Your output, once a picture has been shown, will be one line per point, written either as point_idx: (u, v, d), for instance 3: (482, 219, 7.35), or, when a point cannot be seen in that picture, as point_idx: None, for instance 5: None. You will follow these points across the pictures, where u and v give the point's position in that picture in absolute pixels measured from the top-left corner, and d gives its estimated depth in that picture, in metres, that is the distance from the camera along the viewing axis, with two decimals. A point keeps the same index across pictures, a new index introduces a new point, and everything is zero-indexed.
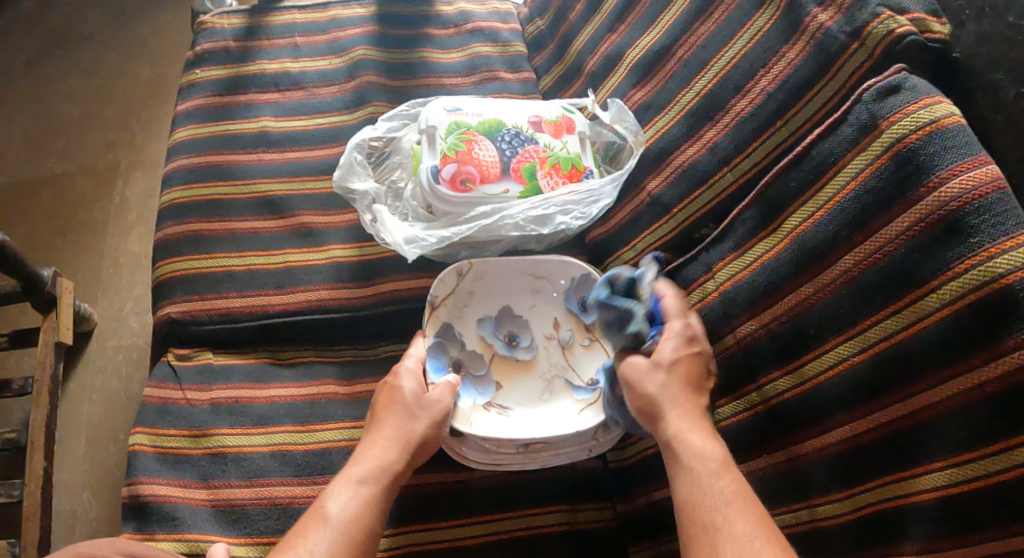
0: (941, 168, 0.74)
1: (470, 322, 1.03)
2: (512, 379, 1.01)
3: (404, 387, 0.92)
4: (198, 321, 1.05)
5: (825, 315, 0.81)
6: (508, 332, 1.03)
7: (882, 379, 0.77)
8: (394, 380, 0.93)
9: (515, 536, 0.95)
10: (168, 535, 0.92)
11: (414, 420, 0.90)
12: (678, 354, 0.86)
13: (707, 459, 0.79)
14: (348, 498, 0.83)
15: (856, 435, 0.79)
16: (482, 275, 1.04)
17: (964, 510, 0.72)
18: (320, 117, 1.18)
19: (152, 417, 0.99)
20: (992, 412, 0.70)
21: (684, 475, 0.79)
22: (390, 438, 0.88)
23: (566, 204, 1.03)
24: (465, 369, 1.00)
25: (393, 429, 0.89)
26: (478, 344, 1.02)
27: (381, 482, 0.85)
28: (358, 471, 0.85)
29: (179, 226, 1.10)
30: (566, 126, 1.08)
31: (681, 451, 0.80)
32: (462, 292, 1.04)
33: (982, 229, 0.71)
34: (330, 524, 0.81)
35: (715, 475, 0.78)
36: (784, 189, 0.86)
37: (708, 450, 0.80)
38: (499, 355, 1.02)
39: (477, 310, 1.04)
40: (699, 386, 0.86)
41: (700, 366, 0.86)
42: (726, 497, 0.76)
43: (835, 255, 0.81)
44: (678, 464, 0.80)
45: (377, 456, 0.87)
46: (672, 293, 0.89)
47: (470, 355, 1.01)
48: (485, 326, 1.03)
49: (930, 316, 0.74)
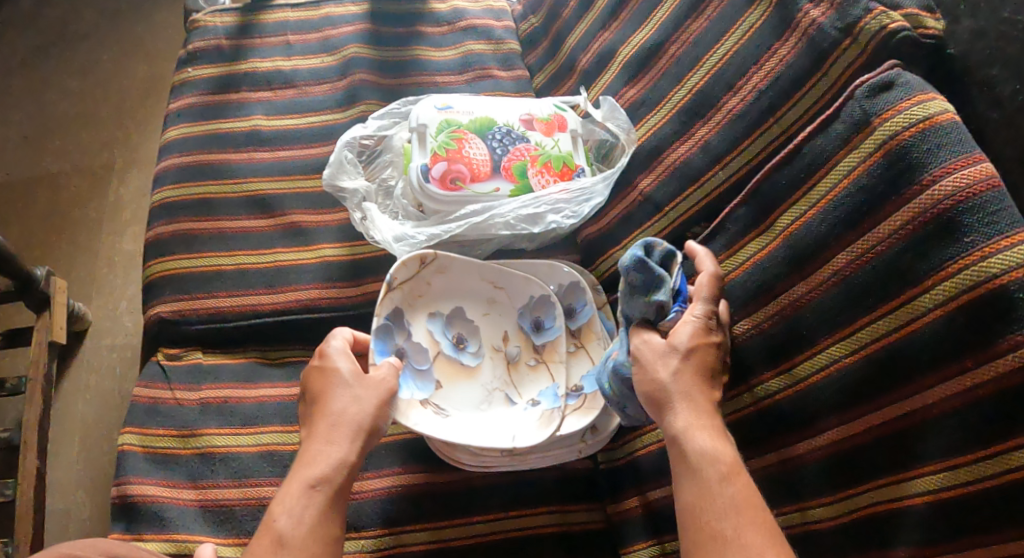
0: (934, 166, 0.73)
1: (421, 315, 1.00)
2: (455, 381, 0.98)
3: (343, 369, 0.87)
4: (188, 321, 1.04)
5: (818, 315, 0.80)
6: (457, 333, 1.01)
7: (875, 380, 0.76)
8: (328, 362, 0.88)
9: (506, 537, 0.95)
10: (156, 535, 0.92)
11: (362, 408, 0.85)
12: (696, 340, 0.80)
13: (716, 463, 0.74)
14: (302, 509, 0.78)
15: (849, 437, 0.78)
16: (445, 268, 1.01)
17: (957, 513, 0.71)
18: (312, 115, 1.17)
19: (141, 417, 0.99)
20: (985, 415, 0.69)
21: (690, 476, 0.74)
22: (338, 428, 0.83)
23: (557, 203, 1.02)
24: (407, 360, 0.97)
25: (340, 418, 0.84)
26: (426, 339, 0.99)
27: (336, 483, 0.81)
28: (311, 475, 0.80)
29: (169, 226, 1.10)
30: (558, 125, 1.07)
31: (688, 451, 0.75)
32: (422, 281, 1.00)
33: (976, 228, 0.70)
34: (288, 543, 0.76)
35: (722, 480, 0.73)
36: (776, 188, 0.85)
37: (718, 451, 0.75)
38: (444, 354, 0.99)
39: (432, 303, 1.01)
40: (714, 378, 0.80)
41: (713, 358, 0.80)
42: (736, 505, 0.72)
43: (828, 254, 0.79)
44: (683, 463, 0.75)
45: (328, 455, 0.82)
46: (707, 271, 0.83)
47: (415, 347, 0.98)
48: (435, 321, 1.00)
49: (923, 317, 0.72)
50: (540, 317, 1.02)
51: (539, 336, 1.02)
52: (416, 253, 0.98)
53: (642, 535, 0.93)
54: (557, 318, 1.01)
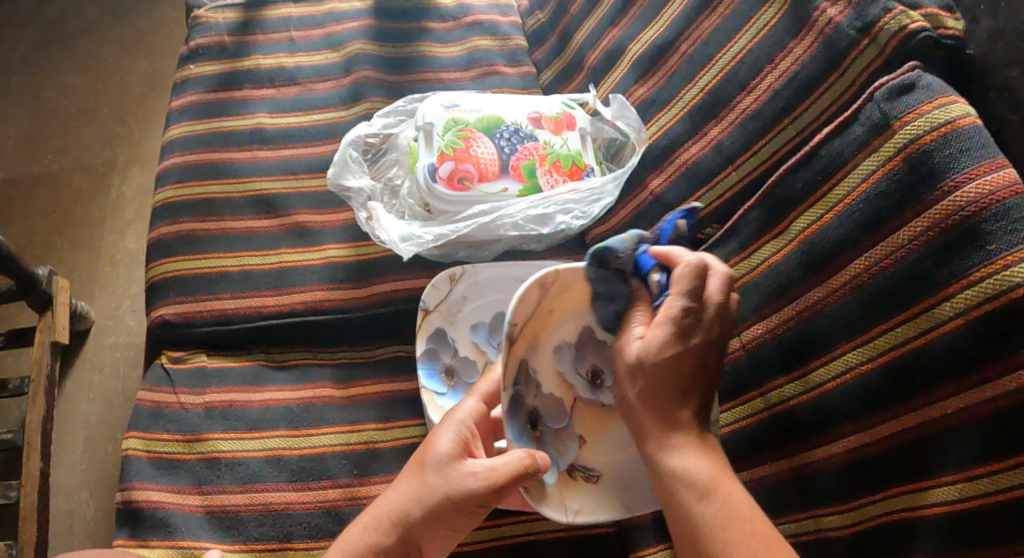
0: (957, 171, 0.71)
1: (547, 351, 0.83)
2: (600, 431, 0.85)
3: (432, 447, 0.79)
4: (191, 323, 1.03)
5: (835, 321, 0.78)
6: (590, 367, 0.85)
7: (893, 389, 0.74)
8: (435, 432, 0.80)
9: (510, 542, 0.94)
10: (161, 542, 0.91)
11: (421, 493, 0.77)
12: (668, 345, 0.72)
13: (692, 481, 0.70)
14: None
15: (864, 445, 0.76)
16: (566, 288, 0.82)
17: (976, 524, 0.70)
18: (316, 113, 1.16)
19: (145, 422, 0.97)
20: (1006, 426, 0.68)
21: (666, 494, 0.71)
22: (393, 506, 0.78)
23: (567, 203, 1.00)
24: (543, 424, 0.82)
25: (396, 496, 0.79)
26: (555, 384, 0.84)
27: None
28: (344, 546, 0.78)
29: (172, 226, 1.08)
30: (566, 123, 1.05)
31: (664, 467, 0.71)
32: (541, 311, 0.81)
33: (999, 236, 0.68)
34: None
35: (702, 499, 0.69)
36: (791, 191, 0.83)
37: (693, 467, 0.70)
38: (582, 400, 0.85)
39: (552, 335, 0.84)
40: (694, 386, 0.73)
41: (695, 360, 0.72)
42: (722, 522, 0.68)
43: (845, 259, 0.77)
44: (662, 487, 0.71)
45: (367, 531, 0.78)
46: (689, 259, 0.73)
47: (550, 403, 0.83)
48: (563, 355, 0.84)
49: (943, 325, 0.71)
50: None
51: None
52: (443, 273, 1.01)
53: (653, 539, 0.92)
54: None
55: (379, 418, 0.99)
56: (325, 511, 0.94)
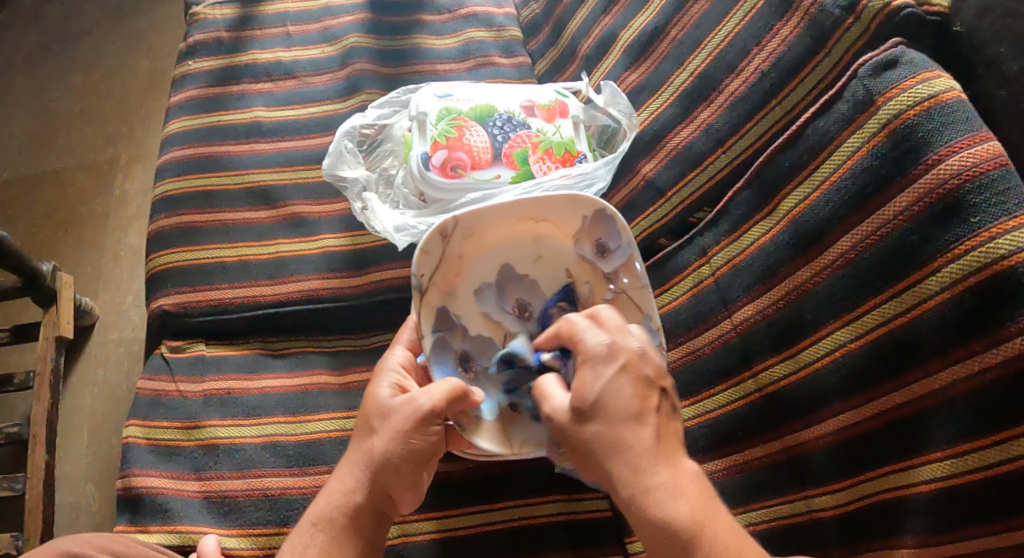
0: (941, 145, 0.70)
1: (467, 296, 0.89)
2: None
3: (375, 393, 0.84)
4: (189, 313, 1.04)
5: (823, 300, 0.78)
6: (516, 302, 0.90)
7: (881, 367, 0.74)
8: (372, 384, 0.85)
9: (505, 527, 0.95)
10: (160, 527, 0.92)
11: (372, 442, 0.81)
12: (601, 383, 0.72)
13: (674, 527, 0.68)
14: (303, 549, 0.78)
15: (854, 424, 0.77)
16: (470, 232, 0.87)
17: (965, 499, 0.70)
18: (313, 106, 1.17)
19: (144, 409, 0.99)
20: (994, 400, 0.68)
21: (647, 540, 0.69)
22: (352, 462, 0.81)
23: (559, 189, 1.00)
24: (474, 363, 0.89)
25: (353, 452, 0.82)
26: (483, 321, 0.89)
27: (337, 524, 0.79)
28: (312, 514, 0.80)
29: (170, 219, 1.09)
30: (559, 111, 1.06)
31: (641, 514, 0.69)
32: (450, 258, 0.88)
33: (984, 209, 0.68)
34: None
35: (689, 545, 0.68)
36: (778, 171, 0.83)
37: (671, 511, 0.68)
38: (509, 333, 0.90)
39: (471, 278, 0.89)
40: (645, 414, 0.71)
41: (632, 382, 0.72)
42: None
43: (832, 237, 0.77)
44: (645, 533, 0.69)
45: (334, 495, 0.80)
46: (573, 316, 0.77)
47: (475, 342, 0.89)
48: (486, 297, 0.89)
49: (931, 300, 0.70)
50: (602, 239, 0.88)
51: (606, 262, 0.88)
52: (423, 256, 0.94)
53: None
54: (622, 235, 0.86)
55: None
56: None
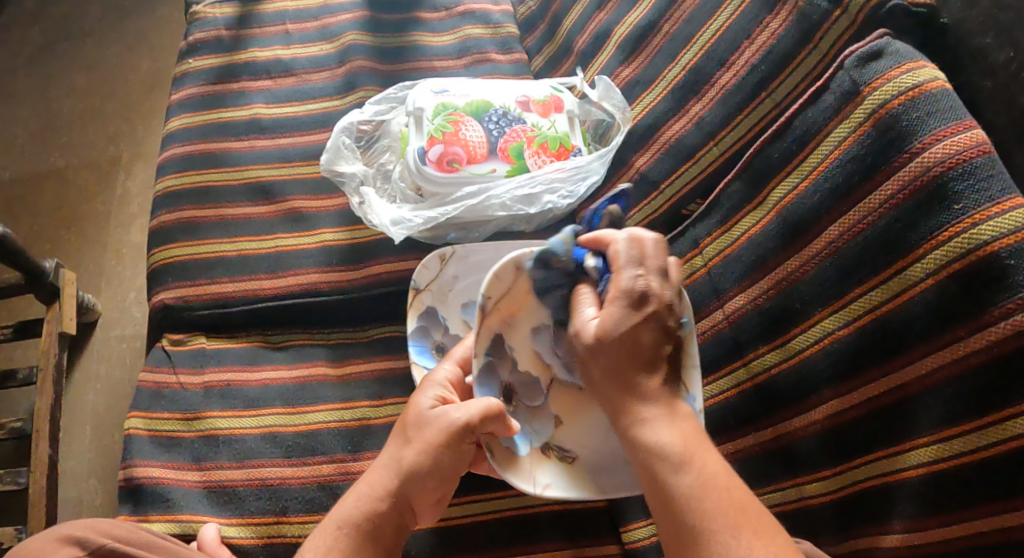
0: (924, 133, 0.72)
1: (525, 333, 0.87)
2: (576, 415, 0.88)
3: (417, 402, 0.83)
4: (190, 307, 1.05)
5: (812, 288, 0.80)
6: None
7: (868, 353, 0.76)
8: (415, 394, 0.84)
9: (503, 516, 0.96)
10: (162, 516, 0.94)
11: (406, 451, 0.80)
12: (624, 318, 0.73)
13: (666, 454, 0.69)
14: (324, 549, 0.76)
15: (843, 411, 0.78)
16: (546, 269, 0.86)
17: (951, 483, 0.71)
18: (311, 103, 1.18)
19: (146, 401, 1.00)
20: (978, 385, 0.69)
21: (641, 471, 0.70)
22: (383, 469, 0.80)
23: (553, 183, 1.02)
24: (519, 399, 0.87)
25: (385, 457, 0.81)
26: (535, 361, 0.88)
27: (363, 531, 0.77)
28: (337, 516, 0.78)
29: (171, 214, 1.11)
30: (554, 106, 1.07)
31: (636, 442, 0.71)
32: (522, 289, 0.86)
33: (967, 195, 0.69)
34: None
35: (678, 471, 0.68)
36: (768, 162, 0.84)
37: (663, 439, 0.70)
38: (559, 380, 0.88)
39: (533, 316, 0.87)
40: (659, 358, 0.73)
41: (656, 328, 0.73)
42: (698, 494, 0.67)
43: (821, 226, 0.79)
44: (638, 460, 0.71)
45: (362, 500, 0.79)
46: (621, 237, 0.76)
47: (524, 380, 0.88)
48: (541, 338, 0.88)
49: (916, 286, 0.72)
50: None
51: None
52: (431, 253, 1.01)
53: (642, 512, 0.94)
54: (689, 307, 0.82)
55: (372, 395, 1.01)
56: (321, 486, 0.96)
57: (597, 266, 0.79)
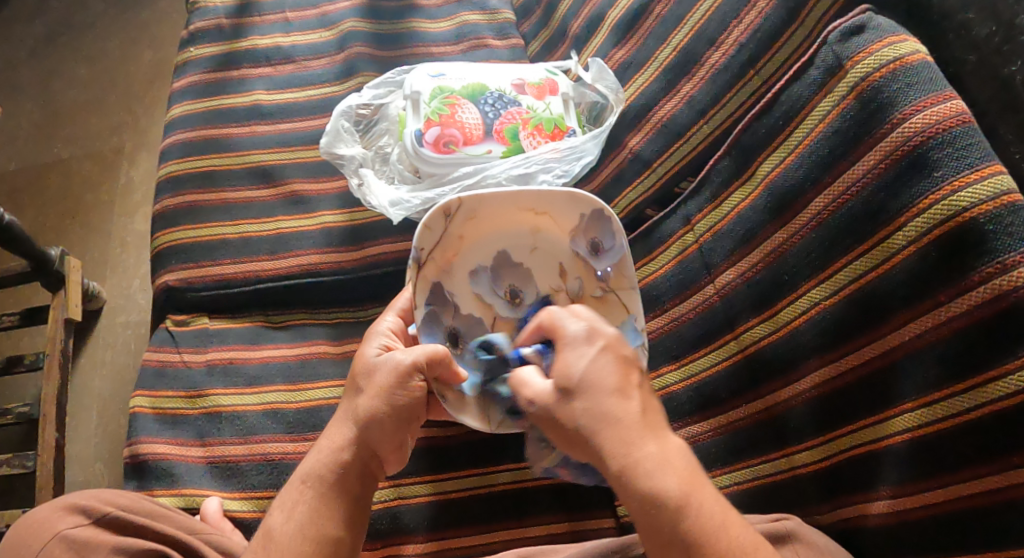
0: (905, 105, 0.74)
1: (462, 276, 0.92)
2: None
3: (364, 353, 0.85)
4: (193, 288, 1.07)
5: (799, 259, 0.82)
6: (509, 288, 0.94)
7: (853, 321, 0.77)
8: (362, 345, 0.87)
9: (499, 490, 0.98)
10: (166, 491, 0.96)
11: (361, 401, 0.81)
12: (583, 360, 0.74)
13: (665, 500, 0.69)
14: (292, 504, 0.79)
15: (830, 379, 0.80)
16: (473, 215, 0.90)
17: (935, 447, 0.73)
18: (311, 89, 1.20)
19: (150, 380, 1.02)
20: (960, 350, 0.71)
21: (636, 514, 0.70)
22: (341, 422, 0.82)
23: (548, 162, 1.04)
24: (462, 342, 0.92)
25: (343, 411, 0.83)
26: (475, 303, 0.93)
27: (326, 481, 0.79)
28: (301, 472, 0.81)
29: (175, 198, 1.13)
30: (549, 88, 1.09)
31: (633, 488, 0.70)
32: (451, 237, 0.90)
33: (947, 163, 0.71)
34: (276, 537, 0.77)
35: (677, 517, 0.69)
36: (756, 138, 0.86)
37: (662, 484, 0.69)
38: (501, 317, 0.93)
39: (467, 260, 0.92)
40: (627, 392, 0.73)
41: (613, 360, 0.75)
42: (697, 537, 0.69)
43: (807, 199, 0.81)
44: (634, 504, 0.70)
45: (323, 454, 0.80)
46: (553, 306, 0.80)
47: (465, 320, 0.92)
48: (480, 279, 0.93)
49: (898, 254, 0.74)
50: (597, 238, 0.92)
51: (598, 261, 0.92)
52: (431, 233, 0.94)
53: None
54: (616, 237, 0.90)
55: None
56: None
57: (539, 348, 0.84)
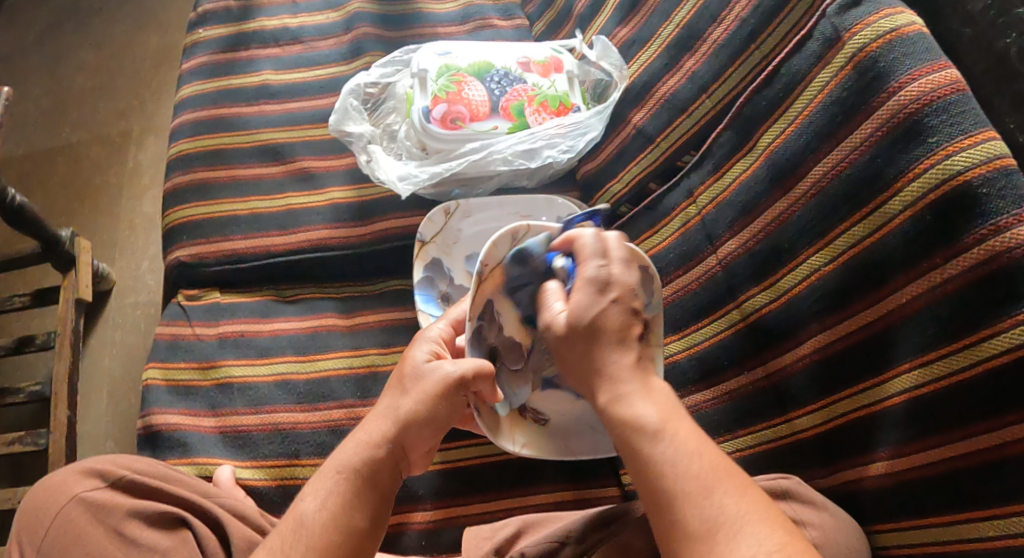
0: (901, 73, 0.76)
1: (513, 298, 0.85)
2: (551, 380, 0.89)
3: (414, 356, 0.83)
4: (204, 263, 1.09)
5: (798, 227, 0.83)
6: None
7: (852, 286, 0.79)
8: (410, 347, 0.84)
9: (505, 460, 1.00)
10: (180, 459, 0.98)
11: (406, 396, 0.80)
12: (595, 303, 0.73)
13: (643, 425, 0.69)
14: (324, 494, 0.76)
15: (829, 344, 0.82)
16: None
17: (933, 407, 0.74)
18: (319, 69, 1.22)
19: (163, 353, 1.04)
20: (955, 312, 0.72)
21: (617, 442, 0.70)
22: (382, 416, 0.80)
23: (553, 138, 1.06)
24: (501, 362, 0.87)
25: (385, 405, 0.81)
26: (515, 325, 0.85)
27: (363, 472, 0.77)
28: (336, 461, 0.78)
29: (185, 176, 1.15)
30: (554, 66, 1.10)
31: (613, 416, 0.71)
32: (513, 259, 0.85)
33: (942, 129, 0.73)
34: (305, 526, 0.74)
35: (655, 441, 0.69)
36: (757, 110, 0.88)
37: (641, 411, 0.70)
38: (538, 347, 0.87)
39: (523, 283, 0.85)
40: (626, 338, 0.73)
41: (622, 312, 0.73)
42: (677, 461, 0.68)
43: (805, 168, 0.83)
44: (614, 432, 0.71)
45: (361, 445, 0.79)
46: (585, 233, 0.77)
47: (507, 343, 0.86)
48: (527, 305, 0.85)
49: (895, 219, 0.75)
50: None
51: None
52: (438, 207, 1.06)
53: None
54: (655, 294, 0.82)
55: (381, 344, 1.05)
56: (331, 430, 1.00)
57: (566, 266, 0.79)
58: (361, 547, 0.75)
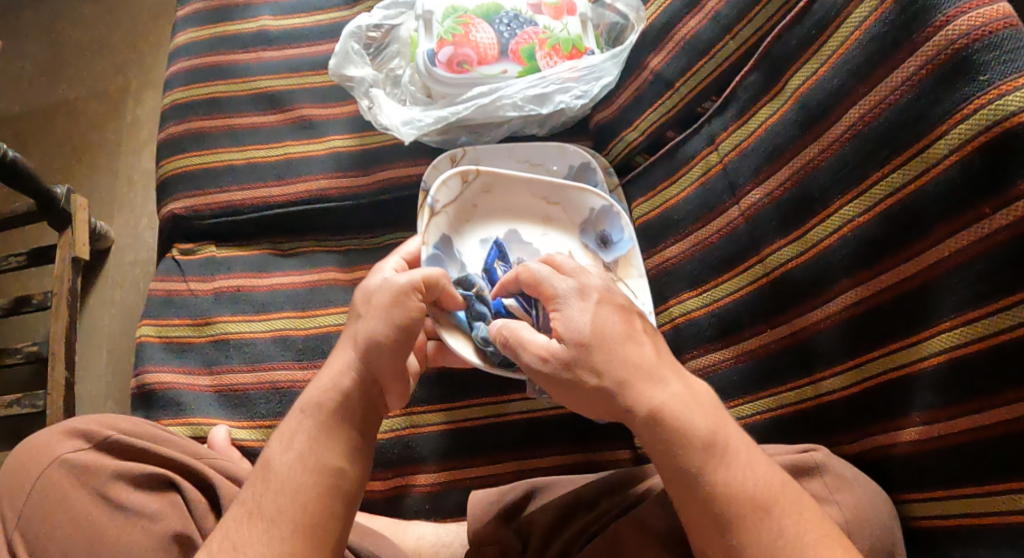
0: (949, 6, 0.69)
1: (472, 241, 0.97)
2: None
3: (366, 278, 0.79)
4: (200, 215, 1.04)
5: (831, 175, 0.78)
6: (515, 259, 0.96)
7: (888, 238, 0.73)
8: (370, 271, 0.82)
9: (512, 420, 0.95)
10: (174, 420, 0.95)
11: (364, 323, 0.76)
12: (587, 313, 0.72)
13: (697, 437, 0.68)
14: (290, 435, 0.73)
15: (862, 299, 0.76)
16: (491, 188, 0.98)
17: (973, 367, 0.69)
18: (320, 14, 1.16)
19: (157, 309, 1.00)
20: (1002, 265, 0.67)
21: (664, 459, 0.69)
22: (344, 348, 0.76)
23: (565, 82, 0.99)
24: None
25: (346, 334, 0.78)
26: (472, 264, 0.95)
27: (329, 409, 0.73)
28: (303, 398, 0.75)
29: (180, 126, 1.10)
30: (567, 9, 1.04)
31: (661, 430, 0.69)
32: (467, 203, 0.97)
33: (994, 66, 0.66)
34: (274, 471, 0.71)
35: (710, 454, 0.68)
36: (787, 49, 0.82)
37: (691, 423, 0.69)
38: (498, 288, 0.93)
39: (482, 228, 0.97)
40: (635, 335, 0.73)
41: (615, 310, 0.73)
42: (737, 471, 0.68)
43: (839, 111, 0.77)
44: (660, 447, 0.69)
45: (324, 380, 0.75)
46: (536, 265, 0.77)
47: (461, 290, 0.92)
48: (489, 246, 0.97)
49: (939, 165, 0.69)
50: (605, 231, 0.98)
51: (607, 252, 0.98)
52: (443, 156, 0.99)
53: None
54: (625, 230, 0.96)
55: None
56: None
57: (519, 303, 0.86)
58: (336, 485, 0.71)
